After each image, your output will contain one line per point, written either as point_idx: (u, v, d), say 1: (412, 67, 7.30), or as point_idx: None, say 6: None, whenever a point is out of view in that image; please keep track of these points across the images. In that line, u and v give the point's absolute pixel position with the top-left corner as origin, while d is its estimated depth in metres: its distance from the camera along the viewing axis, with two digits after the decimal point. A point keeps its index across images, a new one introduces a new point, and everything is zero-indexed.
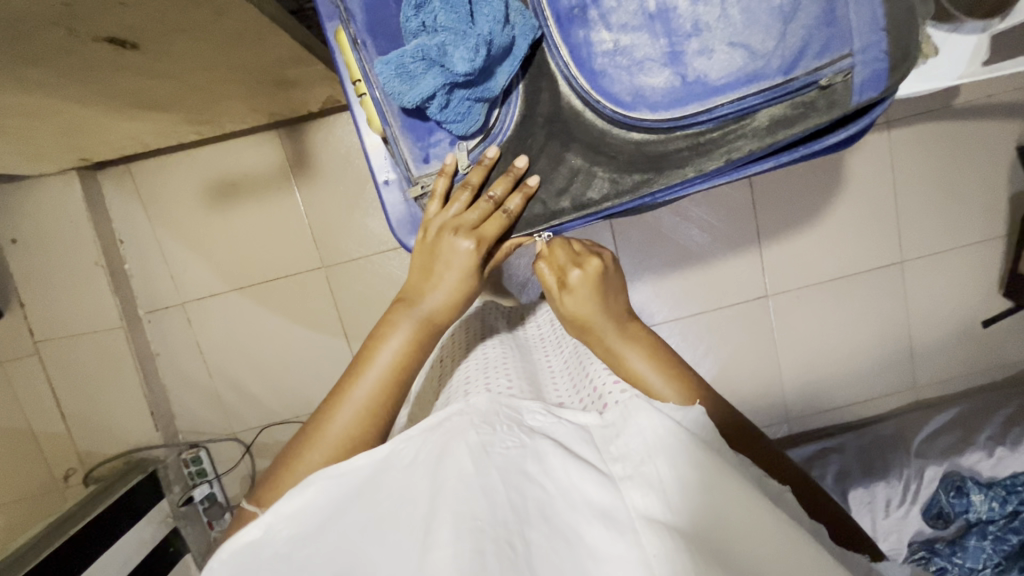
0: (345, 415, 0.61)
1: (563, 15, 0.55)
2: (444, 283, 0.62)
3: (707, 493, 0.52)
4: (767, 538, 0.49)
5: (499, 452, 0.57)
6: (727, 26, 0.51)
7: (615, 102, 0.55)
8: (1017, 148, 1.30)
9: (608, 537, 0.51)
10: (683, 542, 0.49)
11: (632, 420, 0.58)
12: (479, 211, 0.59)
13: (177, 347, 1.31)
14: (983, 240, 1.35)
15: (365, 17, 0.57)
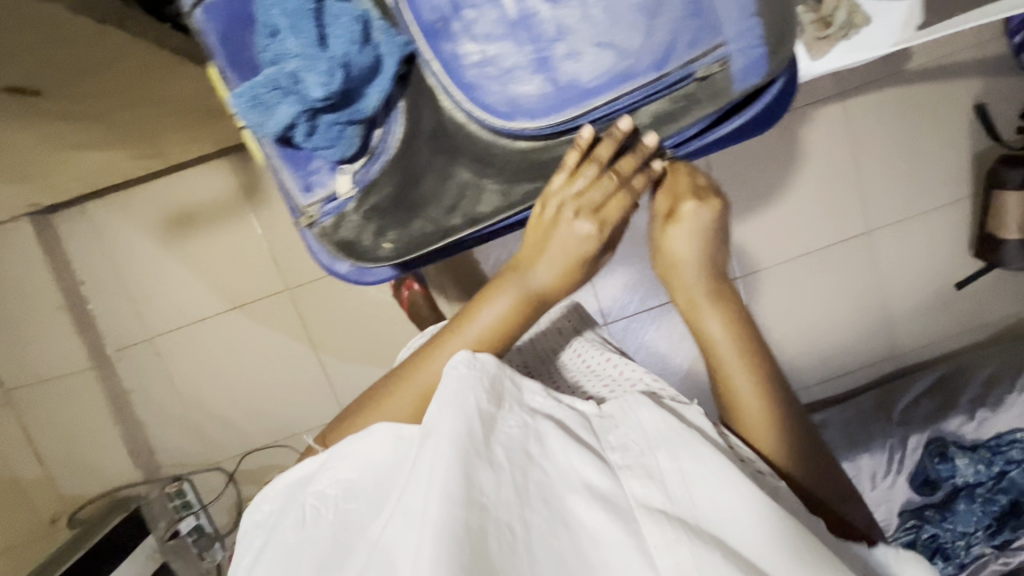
0: (447, 360, 0.60)
1: (428, 28, 0.53)
2: (553, 259, 0.58)
3: (709, 486, 0.50)
4: (768, 541, 0.47)
5: (504, 432, 0.54)
6: (592, 27, 0.50)
7: (490, 113, 0.53)
8: (976, 107, 1.28)
9: (608, 527, 0.48)
10: (691, 528, 0.47)
11: (633, 416, 0.57)
12: (603, 189, 0.56)
13: (151, 383, 1.29)
14: (951, 201, 1.33)
15: (221, 47, 0.54)
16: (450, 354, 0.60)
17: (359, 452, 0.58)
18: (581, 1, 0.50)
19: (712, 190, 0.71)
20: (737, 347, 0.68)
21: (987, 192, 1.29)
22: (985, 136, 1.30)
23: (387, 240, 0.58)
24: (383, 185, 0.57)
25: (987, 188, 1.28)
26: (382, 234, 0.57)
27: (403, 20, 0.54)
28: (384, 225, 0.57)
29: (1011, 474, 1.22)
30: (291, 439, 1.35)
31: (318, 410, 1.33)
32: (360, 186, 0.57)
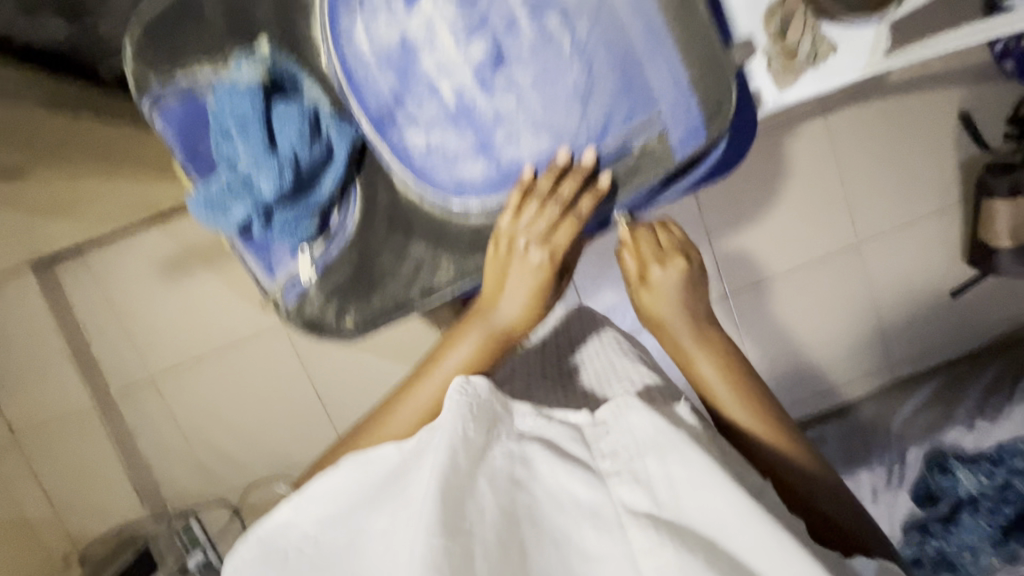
0: (409, 414, 0.59)
1: (374, 119, 0.52)
2: (515, 291, 0.56)
3: (697, 492, 0.45)
4: (766, 552, 0.42)
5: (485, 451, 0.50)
6: (530, 111, 0.49)
7: (438, 195, 0.54)
8: (961, 115, 1.28)
9: (596, 538, 0.45)
10: (677, 534, 0.43)
11: (626, 422, 0.51)
12: (547, 218, 0.52)
13: (154, 421, 1.32)
14: (942, 209, 1.32)
15: (181, 141, 0.54)
16: (419, 402, 0.59)
17: (336, 487, 0.52)
18: (517, 86, 0.49)
19: (676, 249, 0.73)
20: (729, 385, 0.69)
21: (976, 198, 1.28)
22: (970, 142, 1.29)
23: (348, 317, 0.60)
24: (341, 265, 0.58)
25: (976, 194, 1.27)
26: (343, 311, 0.59)
27: (350, 107, 0.53)
28: (343, 303, 0.59)
29: (1015, 485, 1.19)
30: (290, 470, 1.37)
31: (318, 441, 1.35)
32: (320, 266, 0.58)
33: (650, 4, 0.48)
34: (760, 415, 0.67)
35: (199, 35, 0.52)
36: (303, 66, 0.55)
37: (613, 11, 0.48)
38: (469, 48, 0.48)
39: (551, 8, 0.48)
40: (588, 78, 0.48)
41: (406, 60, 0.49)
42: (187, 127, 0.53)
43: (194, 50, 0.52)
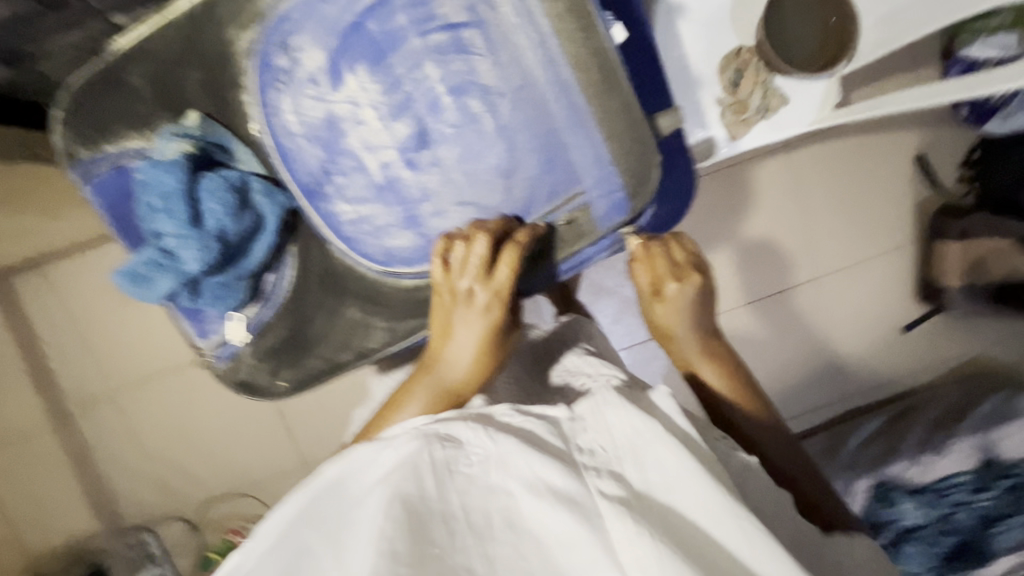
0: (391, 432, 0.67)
1: (308, 185, 0.69)
2: (470, 333, 0.67)
3: (662, 474, 0.52)
4: (727, 526, 0.49)
5: (461, 468, 0.54)
6: (453, 189, 0.64)
7: (373, 260, 0.69)
8: (916, 157, 1.32)
9: (569, 524, 0.49)
10: (649, 520, 0.49)
11: (603, 421, 0.56)
12: (501, 273, 0.64)
13: (112, 436, 1.30)
14: (893, 247, 1.36)
15: (115, 223, 0.70)
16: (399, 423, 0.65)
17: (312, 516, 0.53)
18: (439, 169, 0.64)
19: (691, 266, 0.79)
20: (728, 390, 0.77)
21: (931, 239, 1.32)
22: (926, 185, 1.33)
23: (285, 374, 0.73)
24: (276, 327, 0.72)
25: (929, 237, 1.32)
26: (279, 369, 0.73)
27: (291, 184, 0.70)
28: (277, 366, 0.73)
29: (956, 516, 1.21)
30: (251, 488, 1.33)
31: (280, 460, 1.33)
32: (259, 325, 0.72)
33: (575, 91, 0.59)
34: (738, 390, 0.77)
35: (147, 118, 0.66)
36: (246, 137, 0.69)
37: (536, 91, 0.60)
38: (394, 127, 0.63)
39: (473, 91, 0.61)
40: (508, 160, 0.62)
41: (333, 136, 0.65)
42: (115, 204, 0.70)
43: (145, 134, 0.65)
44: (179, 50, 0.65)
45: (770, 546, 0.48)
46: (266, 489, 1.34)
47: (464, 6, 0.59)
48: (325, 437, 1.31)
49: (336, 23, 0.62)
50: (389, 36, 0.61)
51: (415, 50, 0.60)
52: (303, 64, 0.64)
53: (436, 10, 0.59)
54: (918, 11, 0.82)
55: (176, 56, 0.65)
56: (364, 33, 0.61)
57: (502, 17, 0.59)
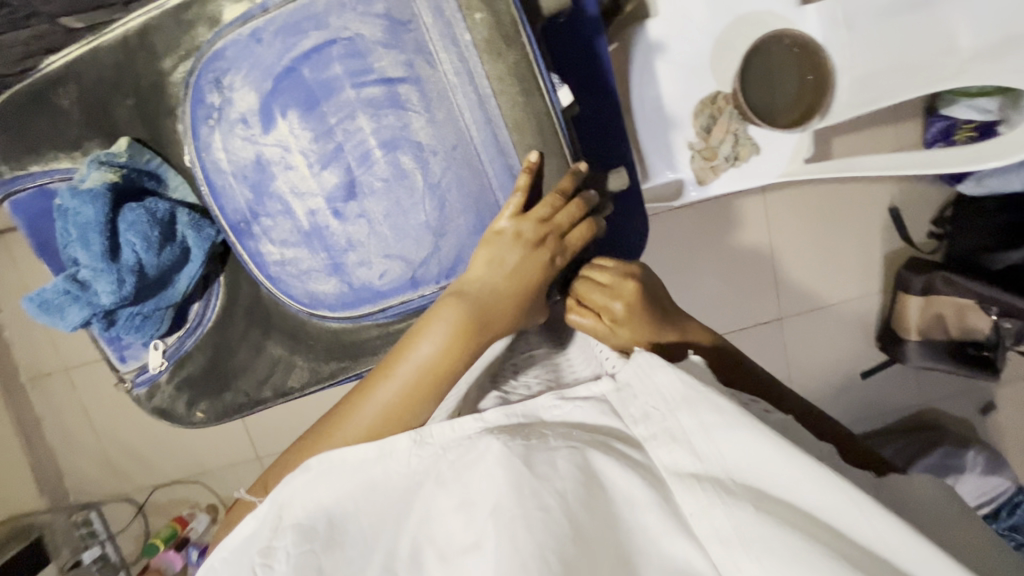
0: (367, 415, 0.42)
1: (232, 225, 0.44)
2: (512, 280, 0.43)
3: (733, 437, 0.34)
4: (834, 499, 0.32)
5: (520, 445, 0.36)
6: (381, 241, 0.43)
7: (293, 308, 0.46)
8: (891, 209, 1.18)
9: (642, 491, 0.35)
10: (728, 486, 0.33)
11: (651, 382, 0.38)
12: (569, 214, 0.44)
13: (62, 412, 1.18)
14: (864, 294, 1.22)
15: (30, 236, 0.45)
16: (381, 401, 0.42)
17: (331, 484, 0.37)
18: (366, 217, 0.42)
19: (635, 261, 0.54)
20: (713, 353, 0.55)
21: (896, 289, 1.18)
22: (900, 241, 1.20)
23: (199, 407, 0.49)
24: (196, 358, 0.49)
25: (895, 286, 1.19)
26: (194, 404, 0.49)
27: (207, 202, 0.44)
28: (194, 395, 0.49)
29: None
30: (204, 475, 1.23)
31: (235, 455, 1.20)
32: (175, 360, 0.49)
33: (513, 155, 0.43)
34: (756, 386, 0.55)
35: (53, 132, 0.44)
36: (170, 161, 0.45)
37: (473, 154, 0.42)
38: (322, 176, 0.41)
39: (405, 145, 0.41)
40: (438, 214, 0.42)
41: (262, 178, 0.42)
42: (37, 220, 0.45)
43: (49, 145, 0.44)
44: (109, 62, 0.43)
45: (880, 508, 0.32)
46: (218, 476, 1.24)
47: (401, 56, 0.40)
48: (285, 433, 1.20)
49: (267, 57, 0.40)
50: (323, 79, 0.40)
51: (349, 99, 0.40)
52: (230, 98, 0.41)
53: (373, 58, 0.40)
54: (889, 82, 0.81)
55: (104, 72, 0.43)
56: (297, 74, 0.40)
57: (442, 74, 0.41)
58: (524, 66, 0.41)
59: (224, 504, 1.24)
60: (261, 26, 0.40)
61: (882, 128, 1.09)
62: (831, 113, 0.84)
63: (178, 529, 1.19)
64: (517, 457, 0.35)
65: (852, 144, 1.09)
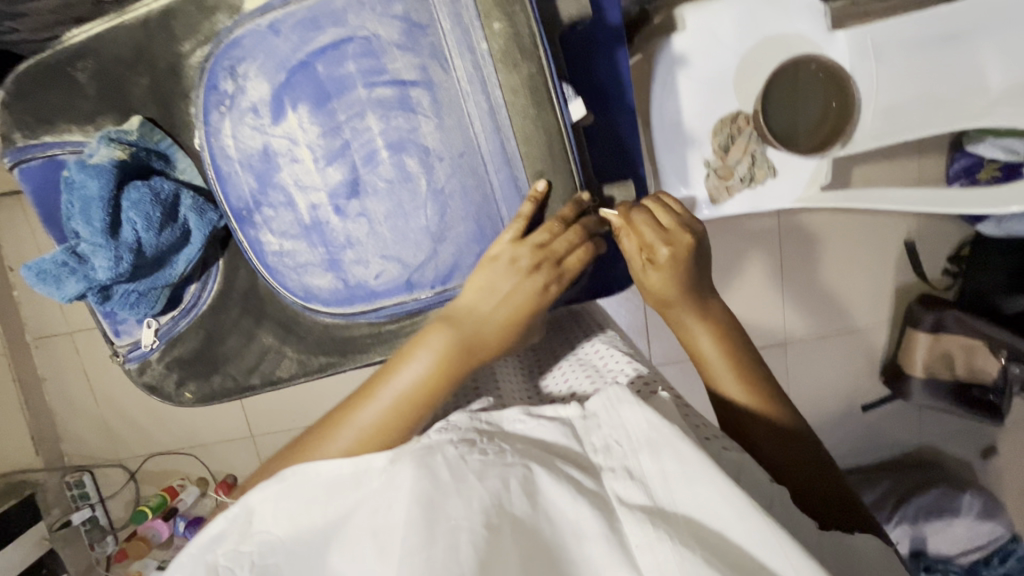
0: (345, 439, 0.40)
1: (234, 211, 0.44)
2: (506, 304, 0.43)
3: (693, 489, 0.33)
4: (775, 556, 0.30)
5: (476, 459, 0.35)
6: (380, 240, 0.43)
7: (287, 299, 0.47)
8: (907, 243, 1.15)
9: (589, 520, 0.33)
10: (676, 528, 0.32)
11: (617, 416, 0.37)
12: (570, 239, 0.43)
13: (66, 374, 1.19)
14: (871, 325, 1.20)
15: (35, 203, 0.45)
16: (361, 424, 0.41)
17: (294, 493, 0.37)
18: (368, 215, 0.43)
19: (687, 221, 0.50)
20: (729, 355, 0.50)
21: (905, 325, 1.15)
22: (913, 276, 1.18)
23: (188, 388, 0.50)
24: (187, 339, 0.49)
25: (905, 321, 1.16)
26: (183, 384, 0.50)
27: (212, 187, 0.45)
28: (183, 376, 0.50)
29: None
30: (196, 449, 1.24)
31: (230, 431, 1.22)
32: (166, 339, 0.49)
33: (521, 169, 0.43)
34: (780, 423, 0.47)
35: (68, 105, 0.44)
36: (181, 143, 0.46)
37: (479, 163, 0.43)
38: (327, 171, 0.42)
39: (412, 148, 0.42)
40: (438, 219, 0.43)
41: (268, 168, 0.42)
42: (43, 189, 0.45)
43: (64, 117, 0.44)
44: (128, 41, 0.43)
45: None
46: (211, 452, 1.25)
47: (415, 59, 0.41)
48: (279, 417, 1.20)
49: (282, 49, 0.40)
50: (337, 76, 0.40)
51: (360, 98, 0.41)
52: (242, 86, 0.41)
53: (387, 58, 0.40)
54: (914, 116, 0.80)
55: (124, 50, 0.43)
56: (312, 68, 0.40)
57: (456, 80, 0.41)
58: (539, 79, 0.41)
59: (214, 480, 1.24)
60: (279, 17, 0.40)
61: (903, 161, 1.08)
62: (853, 141, 0.82)
63: (168, 499, 1.19)
64: (470, 473, 0.34)
65: (871, 174, 1.07)
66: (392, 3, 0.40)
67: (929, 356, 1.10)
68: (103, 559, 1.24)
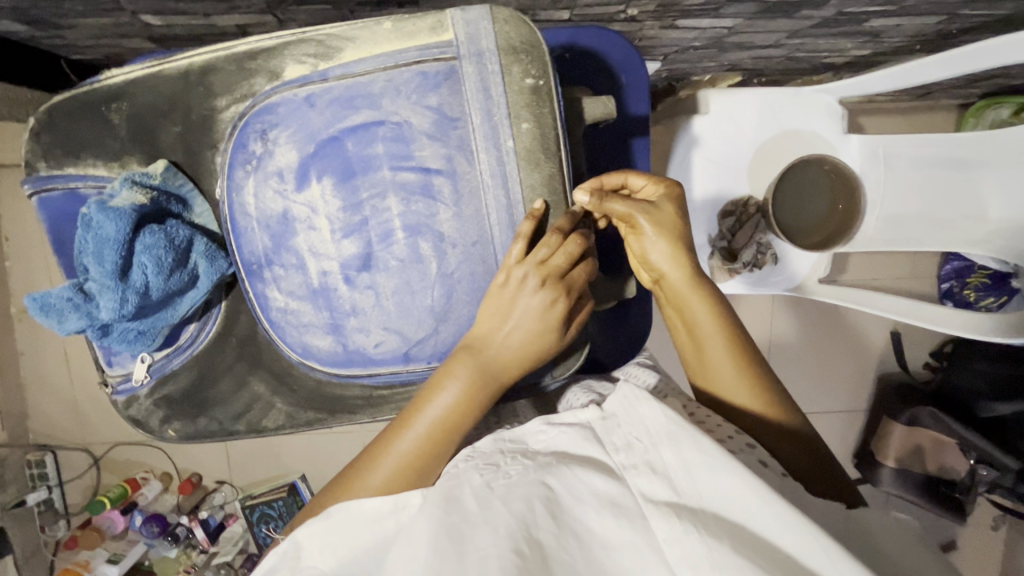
0: (385, 470, 0.42)
1: (245, 264, 0.45)
2: (522, 327, 0.43)
3: (716, 478, 0.34)
4: (809, 545, 0.31)
5: (501, 485, 0.37)
6: (384, 313, 0.44)
7: (285, 354, 0.47)
8: (893, 334, 1.17)
9: (617, 531, 0.34)
10: (704, 519, 0.33)
11: (635, 413, 0.38)
12: (566, 254, 0.43)
13: (45, 351, 1.14)
14: (848, 410, 1.21)
15: (50, 235, 0.47)
16: (397, 456, 0.42)
17: (340, 530, 0.39)
18: (377, 289, 0.43)
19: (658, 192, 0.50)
20: (731, 357, 0.48)
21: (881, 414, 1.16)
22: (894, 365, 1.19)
23: (172, 425, 0.51)
24: (179, 378, 0.50)
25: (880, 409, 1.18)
26: (167, 421, 0.51)
27: (228, 237, 0.45)
28: (169, 415, 0.50)
29: None
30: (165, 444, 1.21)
31: None
32: (157, 376, 0.50)
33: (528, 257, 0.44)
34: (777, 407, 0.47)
35: (96, 141, 0.45)
36: (200, 187, 0.47)
37: (490, 252, 0.44)
38: (342, 244, 0.42)
39: (428, 233, 0.42)
40: (443, 300, 0.44)
41: (285, 232, 0.43)
42: (60, 218, 0.47)
43: (90, 152, 0.45)
44: (164, 91, 0.44)
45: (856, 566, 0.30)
46: (181, 446, 1.23)
47: (442, 149, 0.41)
48: None
49: (315, 123, 0.41)
50: (365, 156, 0.41)
51: (384, 179, 0.41)
52: (271, 150, 0.42)
53: (415, 146, 0.41)
54: (916, 229, 0.81)
55: (162, 96, 0.44)
56: (341, 145, 0.41)
57: (478, 173, 0.42)
58: (558, 179, 0.43)
59: (178, 476, 1.22)
60: (316, 92, 0.41)
61: (899, 256, 1.11)
62: (853, 242, 0.84)
63: (128, 491, 1.15)
64: (496, 500, 0.35)
65: (866, 263, 1.10)
66: (427, 93, 0.41)
67: (902, 443, 1.08)
68: (51, 543, 1.19)
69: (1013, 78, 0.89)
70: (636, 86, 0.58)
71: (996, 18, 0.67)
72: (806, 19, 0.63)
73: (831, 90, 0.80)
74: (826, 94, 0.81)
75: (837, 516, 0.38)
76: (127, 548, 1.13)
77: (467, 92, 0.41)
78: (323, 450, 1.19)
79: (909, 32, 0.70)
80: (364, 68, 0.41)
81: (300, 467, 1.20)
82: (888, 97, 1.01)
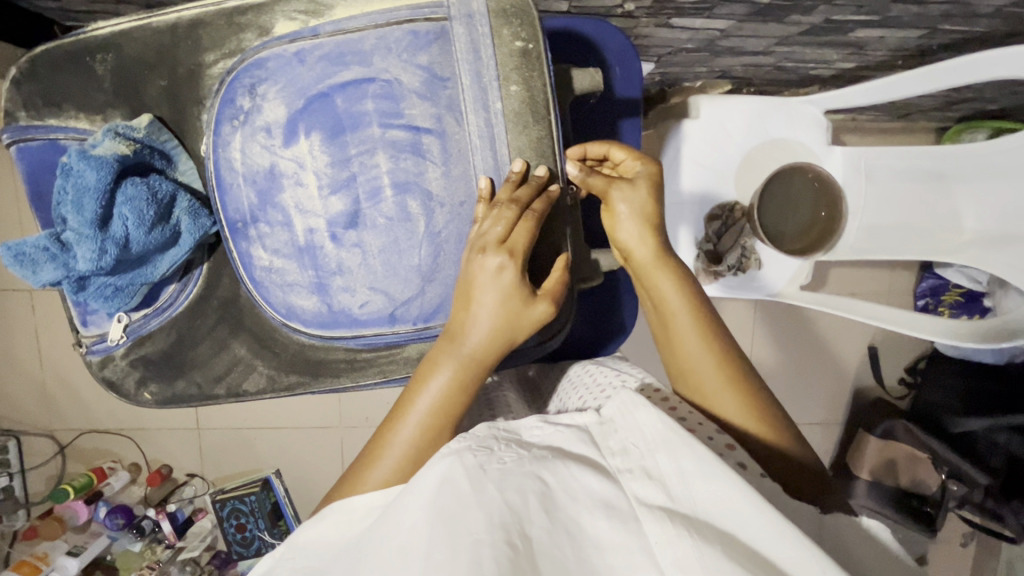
0: (383, 466, 0.41)
1: (229, 222, 0.44)
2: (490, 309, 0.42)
3: (711, 484, 0.34)
4: (800, 552, 0.31)
5: (495, 470, 0.35)
6: (369, 272, 0.44)
7: (272, 318, 0.46)
8: (870, 348, 1.18)
9: (611, 531, 0.33)
10: (702, 529, 0.32)
11: (633, 419, 0.38)
12: (501, 221, 0.41)
13: (12, 332, 1.10)
14: (826, 421, 1.21)
15: (28, 187, 0.46)
16: (393, 450, 0.41)
17: (336, 527, 0.39)
18: (362, 246, 0.43)
19: (640, 178, 0.49)
20: (715, 355, 0.47)
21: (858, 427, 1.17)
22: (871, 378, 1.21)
23: (148, 388, 0.50)
24: (156, 339, 0.49)
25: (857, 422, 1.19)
26: (144, 383, 0.50)
27: (212, 193, 0.45)
28: (146, 375, 0.50)
29: None
30: (135, 433, 1.17)
31: (174, 423, 1.16)
32: (134, 336, 0.49)
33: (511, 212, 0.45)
34: (764, 411, 0.45)
35: (82, 94, 0.45)
36: (184, 143, 0.46)
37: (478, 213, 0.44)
38: (329, 200, 0.42)
39: (416, 191, 0.42)
40: (430, 258, 0.44)
41: (271, 188, 0.43)
42: (40, 171, 0.46)
43: (73, 103, 0.45)
44: (153, 43, 0.44)
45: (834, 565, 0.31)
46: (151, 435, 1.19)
47: (431, 109, 0.42)
48: (225, 415, 1.15)
49: (304, 78, 0.42)
50: (354, 112, 0.42)
51: (373, 136, 0.42)
52: (259, 105, 0.42)
53: (405, 104, 0.42)
54: (895, 240, 0.84)
55: (147, 49, 0.44)
56: (330, 100, 0.41)
57: (467, 133, 0.42)
58: (546, 143, 0.43)
59: (146, 468, 1.18)
60: (306, 47, 0.42)
61: (877, 270, 1.13)
62: (834, 250, 0.86)
63: (94, 481, 1.11)
64: (490, 485, 0.34)
65: (845, 276, 1.13)
66: (417, 53, 0.42)
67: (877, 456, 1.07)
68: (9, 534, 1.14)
69: (989, 100, 0.92)
70: (628, 77, 0.60)
71: (973, 35, 0.70)
72: (795, 25, 0.65)
73: (816, 100, 0.82)
74: (811, 105, 0.83)
75: (810, 515, 0.38)
76: (89, 541, 1.08)
77: (457, 53, 0.42)
78: (299, 446, 1.16)
79: (892, 46, 0.73)
80: (355, 25, 0.41)
81: (275, 462, 1.17)
82: (872, 115, 1.04)
